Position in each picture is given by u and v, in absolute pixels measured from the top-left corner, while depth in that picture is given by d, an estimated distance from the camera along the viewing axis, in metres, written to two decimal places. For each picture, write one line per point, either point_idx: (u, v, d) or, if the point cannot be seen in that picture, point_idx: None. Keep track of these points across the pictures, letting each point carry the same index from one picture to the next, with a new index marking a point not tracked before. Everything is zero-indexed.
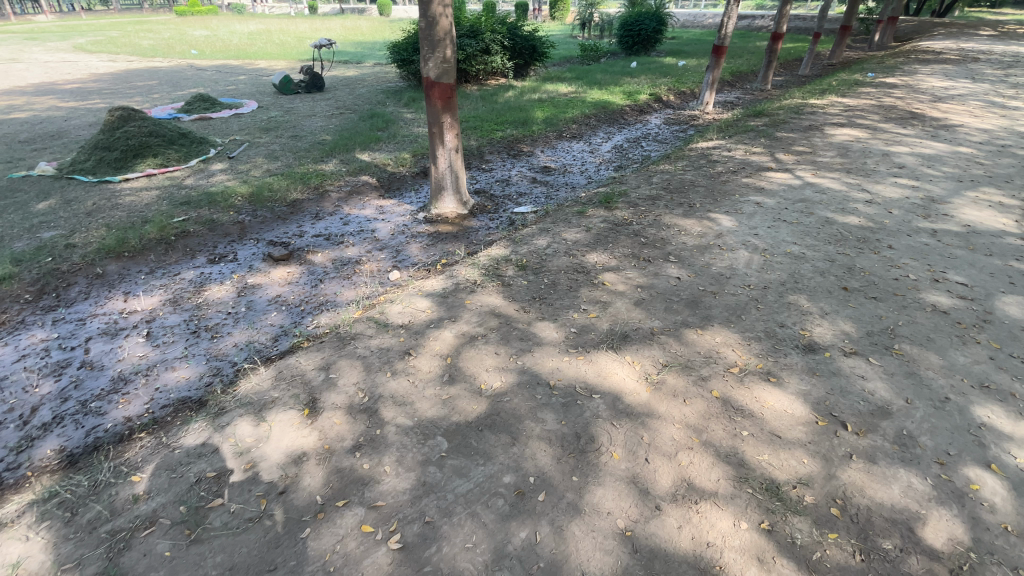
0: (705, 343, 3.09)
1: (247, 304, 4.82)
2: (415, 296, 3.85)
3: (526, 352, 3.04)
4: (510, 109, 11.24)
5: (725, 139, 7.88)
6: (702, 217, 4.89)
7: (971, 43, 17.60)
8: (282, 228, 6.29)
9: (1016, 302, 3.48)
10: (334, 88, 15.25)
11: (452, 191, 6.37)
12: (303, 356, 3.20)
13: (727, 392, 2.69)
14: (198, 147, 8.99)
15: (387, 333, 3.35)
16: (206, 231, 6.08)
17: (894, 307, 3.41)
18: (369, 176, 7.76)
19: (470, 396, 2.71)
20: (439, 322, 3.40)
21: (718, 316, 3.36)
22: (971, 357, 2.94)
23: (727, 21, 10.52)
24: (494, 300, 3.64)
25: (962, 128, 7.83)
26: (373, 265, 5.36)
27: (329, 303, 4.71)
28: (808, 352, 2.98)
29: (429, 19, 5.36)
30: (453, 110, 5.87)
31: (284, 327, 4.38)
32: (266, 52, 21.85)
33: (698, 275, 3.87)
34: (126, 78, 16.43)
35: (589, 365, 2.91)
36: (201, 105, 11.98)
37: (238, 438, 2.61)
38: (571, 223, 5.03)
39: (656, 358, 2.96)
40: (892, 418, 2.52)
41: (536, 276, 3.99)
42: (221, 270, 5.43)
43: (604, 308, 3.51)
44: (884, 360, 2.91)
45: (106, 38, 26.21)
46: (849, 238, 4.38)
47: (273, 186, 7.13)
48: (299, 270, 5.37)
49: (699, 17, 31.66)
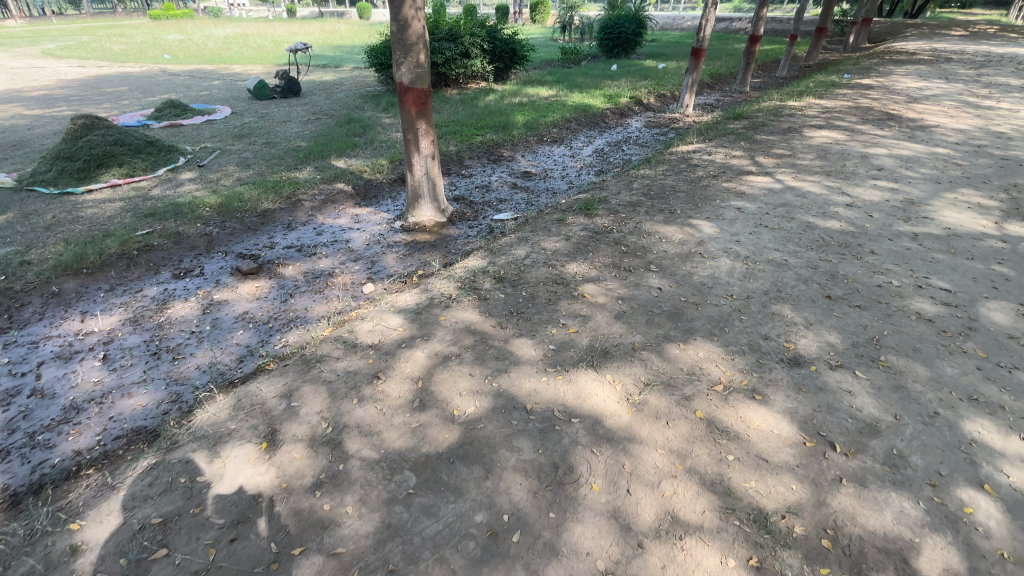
0: (688, 358, 2.97)
1: (213, 322, 4.58)
2: (387, 312, 3.67)
3: (502, 372, 2.88)
4: (490, 113, 11.10)
5: (705, 142, 7.85)
6: (684, 223, 4.80)
7: (942, 44, 17.97)
8: (252, 239, 6.05)
9: (1000, 308, 3.44)
10: (311, 93, 14.95)
11: (429, 198, 6.19)
12: (264, 383, 3.01)
13: (711, 412, 2.57)
14: (167, 155, 8.67)
15: (355, 354, 3.17)
16: (171, 244, 5.82)
17: (878, 315, 3.33)
18: (344, 184, 7.54)
19: (442, 424, 2.55)
20: (411, 341, 3.23)
21: (701, 329, 3.25)
22: (958, 367, 2.87)
23: (705, 24, 10.52)
24: (469, 315, 3.48)
25: (938, 129, 7.90)
26: (346, 277, 5.16)
27: (299, 319, 4.51)
28: (794, 366, 2.88)
29: (401, 22, 5.19)
30: (428, 116, 5.70)
31: (250, 347, 4.17)
32: (241, 56, 21.41)
33: (680, 285, 3.76)
34: (94, 84, 15.92)
35: (568, 386, 2.76)
36: (172, 112, 11.62)
37: (189, 477, 2.41)
38: (550, 231, 4.90)
39: (638, 377, 2.83)
40: (881, 436, 2.43)
41: (513, 288, 3.85)
42: (186, 286, 5.18)
43: (584, 322, 3.37)
44: (871, 373, 2.82)
45: (76, 43, 25.52)
46: (831, 243, 4.32)
47: (244, 195, 6.88)
48: (268, 284, 5.14)
49: (678, 20, 31.96)
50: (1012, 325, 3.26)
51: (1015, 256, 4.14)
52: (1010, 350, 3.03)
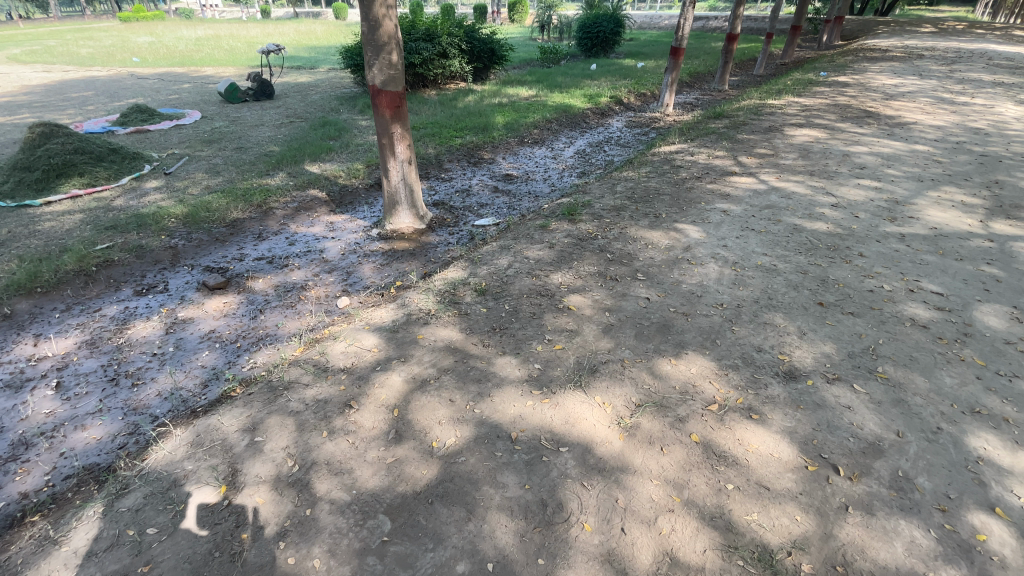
0: (680, 375, 2.82)
1: (176, 343, 4.30)
2: (361, 331, 3.45)
3: (484, 396, 2.69)
4: (469, 114, 10.90)
5: (687, 142, 7.76)
6: (670, 227, 4.67)
7: (914, 41, 18.29)
8: (221, 251, 5.75)
9: (993, 311, 3.37)
10: (285, 95, 14.54)
11: (407, 204, 5.95)
12: (226, 415, 2.78)
13: (707, 435, 2.42)
14: (131, 163, 8.25)
15: (325, 380, 2.94)
16: (133, 259, 5.49)
17: (872, 322, 3.23)
18: (319, 191, 7.26)
19: (420, 458, 2.35)
20: (387, 363, 3.01)
21: (692, 342, 3.10)
22: (958, 378, 2.77)
23: (684, 23, 10.45)
24: (449, 333, 3.28)
25: (916, 126, 7.94)
26: (320, 290, 4.91)
27: (269, 337, 4.25)
28: (790, 381, 2.75)
29: (372, 22, 4.96)
30: (403, 119, 5.47)
31: (216, 369, 3.91)
32: (212, 58, 20.81)
33: (668, 295, 3.62)
34: (57, 89, 15.28)
35: (556, 410, 2.58)
36: (138, 117, 11.15)
37: (139, 528, 2.19)
38: (533, 238, 4.72)
39: (628, 397, 2.67)
40: (885, 456, 2.30)
41: (495, 301, 3.66)
42: (148, 303, 4.87)
43: (570, 338, 3.19)
44: (870, 387, 2.70)
45: (40, 46, 24.57)
46: (819, 246, 4.23)
47: (212, 204, 6.56)
48: (237, 299, 4.87)
49: (655, 19, 32.08)
50: (1007, 329, 3.19)
51: (1003, 256, 4.10)
52: (1008, 356, 2.95)
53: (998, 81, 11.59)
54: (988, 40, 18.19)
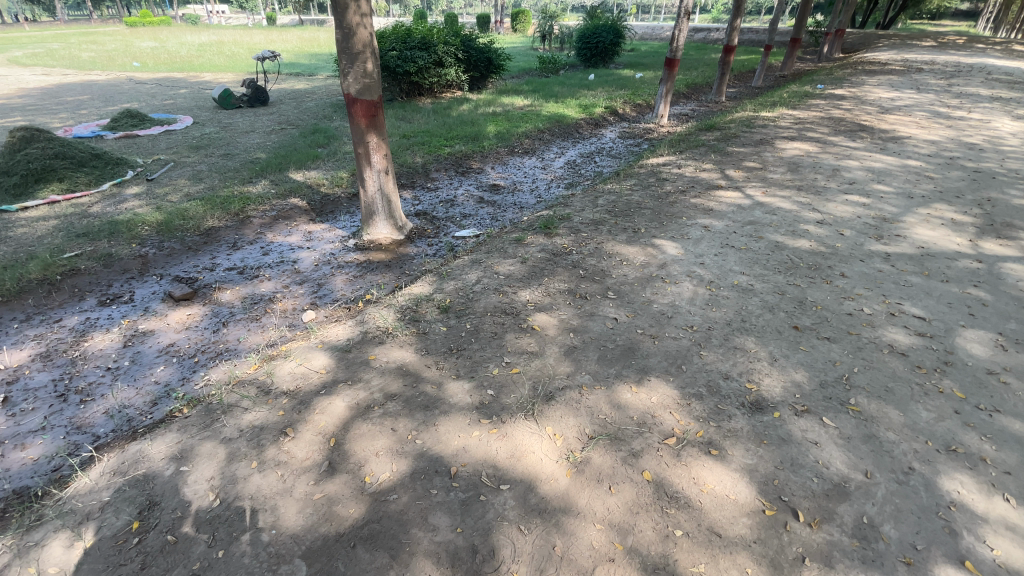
0: (639, 404, 2.64)
1: (132, 357, 4.15)
2: (313, 350, 3.29)
3: (429, 424, 2.52)
4: (461, 123, 10.81)
5: (676, 154, 7.63)
6: (646, 243, 4.53)
7: (914, 55, 18.19)
8: (192, 260, 5.63)
9: (977, 338, 3.21)
10: (280, 102, 14.49)
11: (385, 215, 5.82)
12: (157, 441, 2.65)
13: (661, 472, 2.25)
14: (113, 169, 8.16)
15: (266, 404, 2.80)
16: (101, 268, 5.36)
17: (849, 349, 3.07)
18: (299, 199, 7.15)
19: (350, 495, 2.19)
20: (332, 386, 2.85)
21: (656, 367, 2.93)
22: (934, 412, 2.61)
23: (678, 34, 10.35)
24: (402, 353, 3.11)
25: (910, 140, 7.79)
26: (288, 303, 4.77)
27: (228, 353, 4.12)
28: (755, 413, 2.58)
29: (345, 30, 4.85)
30: (379, 128, 5.35)
31: (170, 386, 3.77)
32: (212, 64, 20.87)
33: (637, 316, 3.46)
34: (54, 93, 15.28)
35: (503, 441, 2.41)
36: (128, 122, 11.10)
37: (41, 566, 2.04)
38: (507, 252, 4.57)
39: (582, 428, 2.50)
40: (851, 500, 2.14)
41: (457, 319, 3.49)
42: (110, 314, 4.73)
43: (530, 360, 3.02)
44: (841, 421, 2.54)
45: (43, 50, 24.64)
46: (799, 265, 4.08)
47: (188, 212, 6.45)
48: (201, 311, 4.73)
49: (656, 30, 32.16)
50: (990, 358, 3.02)
51: (991, 278, 3.94)
52: (989, 389, 2.78)
53: (996, 96, 11.47)
54: (989, 55, 18.10)
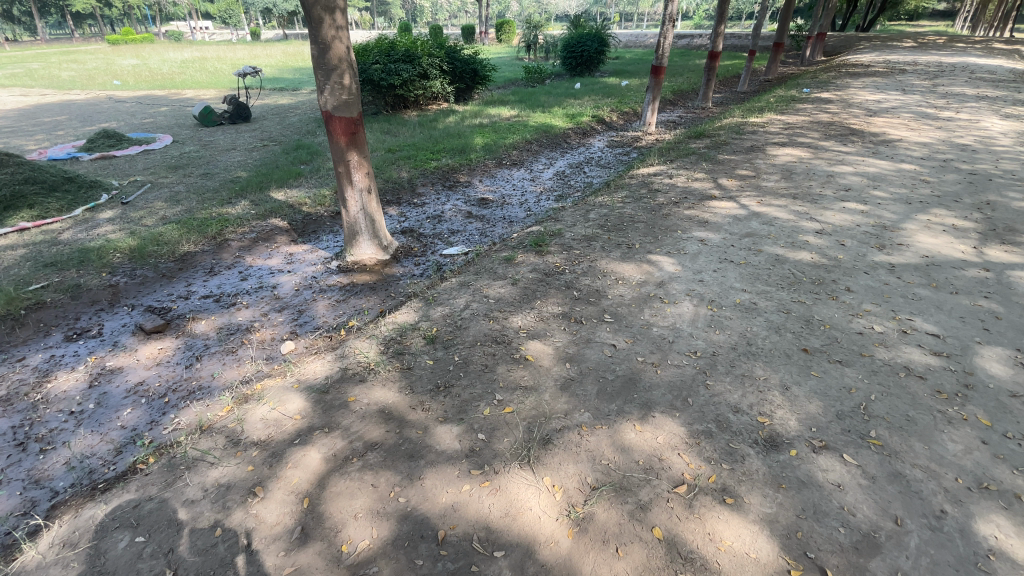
0: (644, 446, 2.43)
1: (98, 398, 3.86)
2: (288, 391, 3.03)
3: (414, 478, 2.28)
4: (448, 135, 10.63)
5: (666, 163, 7.48)
6: (642, 260, 4.33)
7: (896, 56, 18.35)
8: (166, 288, 5.35)
9: (995, 356, 3.03)
10: (262, 118, 14.24)
11: (369, 234, 5.57)
12: (113, 505, 2.39)
13: (673, 528, 2.03)
14: (87, 193, 7.86)
15: (234, 457, 2.54)
16: (69, 300, 5.07)
17: (863, 373, 2.88)
18: (280, 220, 6.89)
19: (323, 569, 1.94)
20: (307, 435, 2.60)
21: (660, 401, 2.71)
22: (961, 444, 2.41)
23: (663, 42, 10.27)
24: (385, 393, 2.86)
25: (901, 143, 7.71)
26: (266, 333, 4.51)
27: (201, 391, 3.84)
28: (770, 452, 2.37)
29: (321, 44, 4.63)
30: (360, 146, 5.12)
31: (137, 432, 3.48)
32: (193, 81, 20.56)
33: (636, 341, 3.25)
34: (32, 114, 14.91)
35: (496, 496, 2.18)
36: (105, 142, 10.79)
37: None
38: (496, 273, 4.34)
39: (583, 477, 2.27)
40: (882, 554, 1.93)
41: (445, 350, 3.25)
42: (77, 351, 4.43)
43: (524, 397, 2.79)
44: (863, 458, 2.34)
45: (23, 70, 24.26)
46: (802, 279, 3.90)
47: (163, 237, 6.18)
48: (174, 344, 4.46)
49: (641, 37, 32.32)
50: (1012, 378, 2.85)
51: (1001, 288, 3.78)
52: (1016, 413, 2.60)
53: (981, 95, 11.50)
54: (970, 54, 18.27)
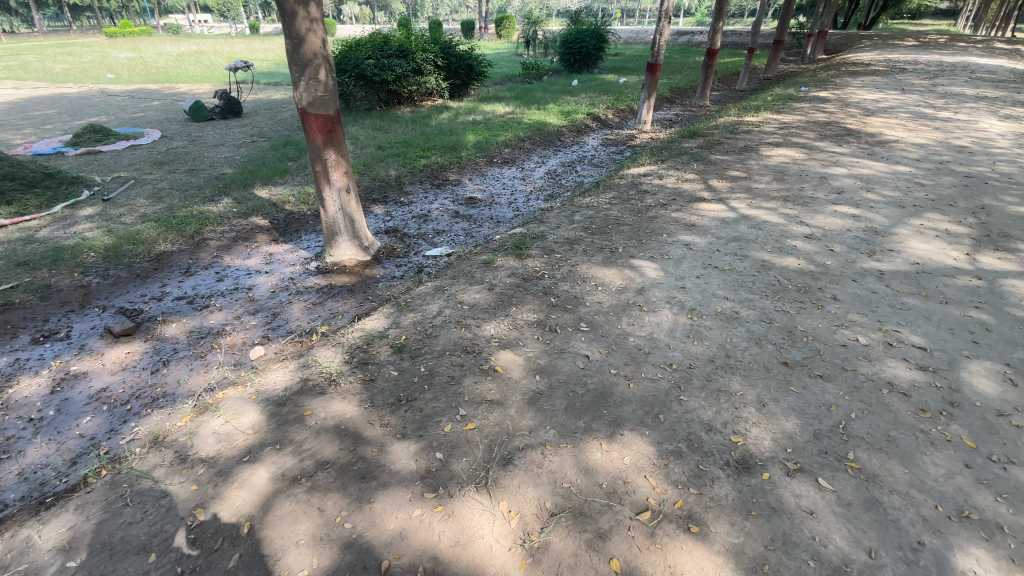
0: (609, 467, 2.30)
1: (59, 404, 3.72)
2: (245, 403, 2.89)
3: (363, 502, 2.16)
4: (440, 132, 10.47)
5: (658, 163, 7.35)
6: (624, 264, 4.20)
7: (897, 55, 18.13)
8: (140, 289, 5.22)
9: (983, 371, 2.90)
10: (254, 113, 14.05)
11: (348, 235, 5.43)
12: (48, 526, 2.27)
13: (632, 560, 1.91)
14: (68, 189, 7.72)
15: (179, 475, 2.42)
16: (37, 301, 4.93)
17: (845, 389, 2.75)
18: (261, 218, 6.75)
19: None
20: (257, 452, 2.48)
21: (630, 417, 2.59)
22: (944, 467, 2.29)
23: (659, 39, 10.09)
24: (343, 407, 2.73)
25: (897, 144, 7.57)
26: (237, 337, 4.37)
27: (165, 398, 3.72)
28: (741, 475, 2.25)
29: (295, 39, 4.50)
30: (337, 144, 4.98)
31: (94, 441, 3.36)
32: (188, 75, 20.31)
33: (611, 352, 3.12)
34: (21, 107, 14.71)
35: (448, 523, 2.06)
36: (92, 137, 10.63)
37: None
38: (474, 277, 4.21)
39: (541, 502, 2.15)
40: None
41: (411, 360, 3.12)
42: (42, 354, 4.30)
43: (488, 412, 2.66)
44: (839, 483, 2.21)
45: (18, 62, 24.00)
46: (788, 287, 3.77)
47: (140, 236, 6.05)
48: (142, 348, 4.33)
49: (642, 33, 32.03)
50: (1000, 396, 2.72)
51: (993, 298, 3.65)
52: (1002, 435, 2.47)
53: (982, 95, 11.33)
54: (971, 53, 18.07)
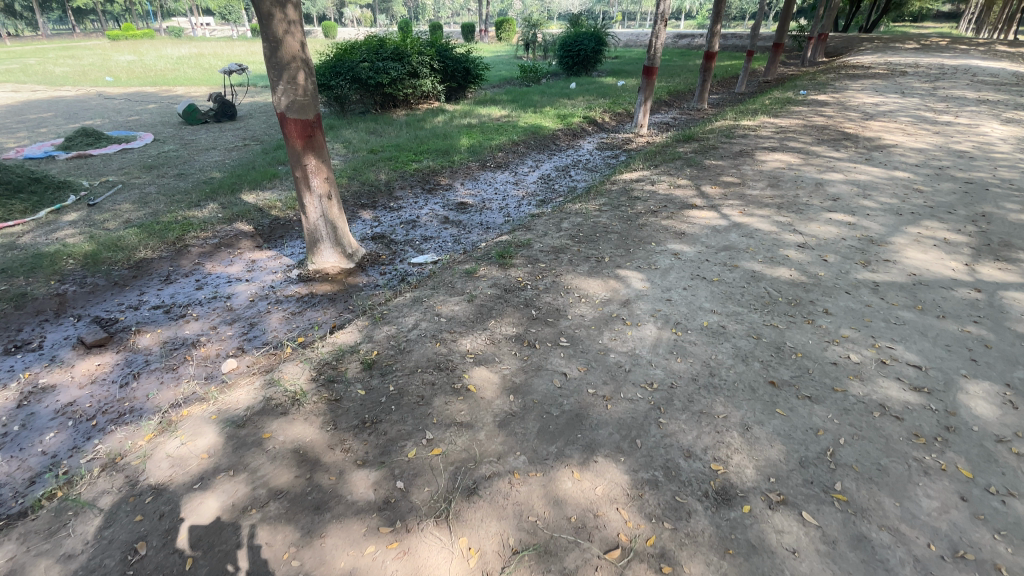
0: (580, 498, 2.16)
1: (23, 419, 3.58)
2: (204, 423, 2.75)
3: (314, 536, 2.02)
4: (433, 136, 10.35)
5: (651, 168, 7.22)
6: (610, 275, 4.06)
7: (897, 58, 18.03)
8: (117, 298, 5.09)
9: (982, 392, 2.75)
10: (249, 116, 13.97)
11: (331, 242, 5.28)
12: None
13: None
14: (54, 193, 7.60)
15: (125, 504, 2.29)
16: (11, 309, 4.80)
17: (834, 411, 2.61)
18: (246, 224, 6.63)
19: None
20: (211, 479, 2.35)
21: (606, 442, 2.45)
22: (938, 500, 2.14)
23: (655, 42, 9.98)
24: (304, 429, 2.59)
25: (896, 149, 7.43)
26: (212, 348, 4.24)
27: (132, 412, 3.58)
28: (721, 508, 2.11)
29: (272, 42, 4.38)
30: (318, 149, 4.86)
31: (55, 460, 3.21)
32: (186, 78, 20.24)
33: (591, 369, 2.97)
34: (17, 110, 14.64)
35: (402, 561, 1.92)
36: (84, 141, 10.52)
37: None
38: (454, 288, 4.07)
39: (505, 537, 2.01)
40: None
41: (381, 378, 2.98)
42: (12, 366, 4.15)
43: (456, 435, 2.52)
44: (824, 517, 2.07)
45: (19, 65, 23.99)
46: (778, 299, 3.63)
47: (121, 242, 5.93)
48: (114, 360, 4.19)
49: (642, 37, 31.92)
50: (999, 420, 2.57)
51: (992, 312, 3.50)
52: (1000, 463, 2.32)
53: (983, 99, 11.19)
54: (973, 56, 17.94)
